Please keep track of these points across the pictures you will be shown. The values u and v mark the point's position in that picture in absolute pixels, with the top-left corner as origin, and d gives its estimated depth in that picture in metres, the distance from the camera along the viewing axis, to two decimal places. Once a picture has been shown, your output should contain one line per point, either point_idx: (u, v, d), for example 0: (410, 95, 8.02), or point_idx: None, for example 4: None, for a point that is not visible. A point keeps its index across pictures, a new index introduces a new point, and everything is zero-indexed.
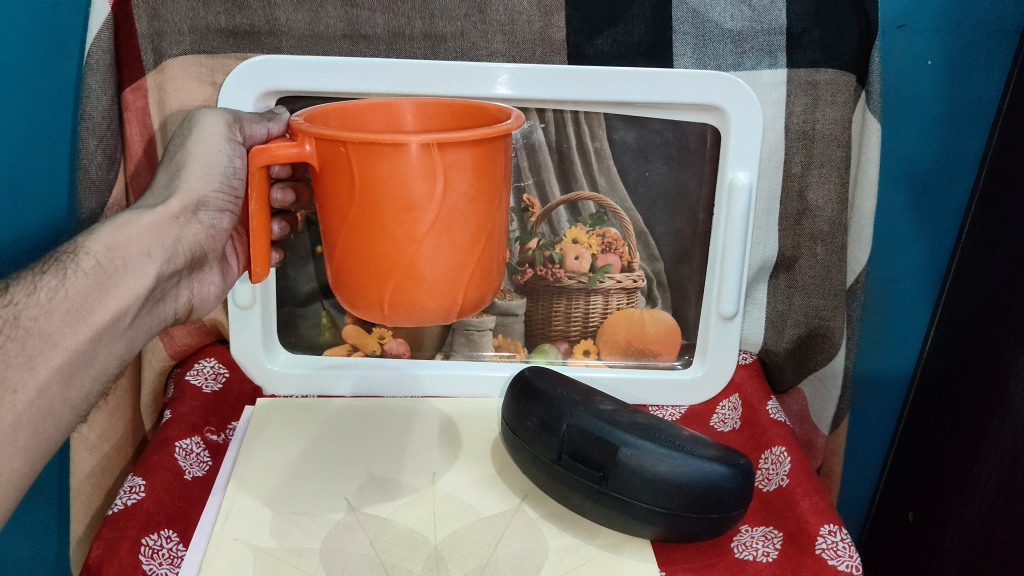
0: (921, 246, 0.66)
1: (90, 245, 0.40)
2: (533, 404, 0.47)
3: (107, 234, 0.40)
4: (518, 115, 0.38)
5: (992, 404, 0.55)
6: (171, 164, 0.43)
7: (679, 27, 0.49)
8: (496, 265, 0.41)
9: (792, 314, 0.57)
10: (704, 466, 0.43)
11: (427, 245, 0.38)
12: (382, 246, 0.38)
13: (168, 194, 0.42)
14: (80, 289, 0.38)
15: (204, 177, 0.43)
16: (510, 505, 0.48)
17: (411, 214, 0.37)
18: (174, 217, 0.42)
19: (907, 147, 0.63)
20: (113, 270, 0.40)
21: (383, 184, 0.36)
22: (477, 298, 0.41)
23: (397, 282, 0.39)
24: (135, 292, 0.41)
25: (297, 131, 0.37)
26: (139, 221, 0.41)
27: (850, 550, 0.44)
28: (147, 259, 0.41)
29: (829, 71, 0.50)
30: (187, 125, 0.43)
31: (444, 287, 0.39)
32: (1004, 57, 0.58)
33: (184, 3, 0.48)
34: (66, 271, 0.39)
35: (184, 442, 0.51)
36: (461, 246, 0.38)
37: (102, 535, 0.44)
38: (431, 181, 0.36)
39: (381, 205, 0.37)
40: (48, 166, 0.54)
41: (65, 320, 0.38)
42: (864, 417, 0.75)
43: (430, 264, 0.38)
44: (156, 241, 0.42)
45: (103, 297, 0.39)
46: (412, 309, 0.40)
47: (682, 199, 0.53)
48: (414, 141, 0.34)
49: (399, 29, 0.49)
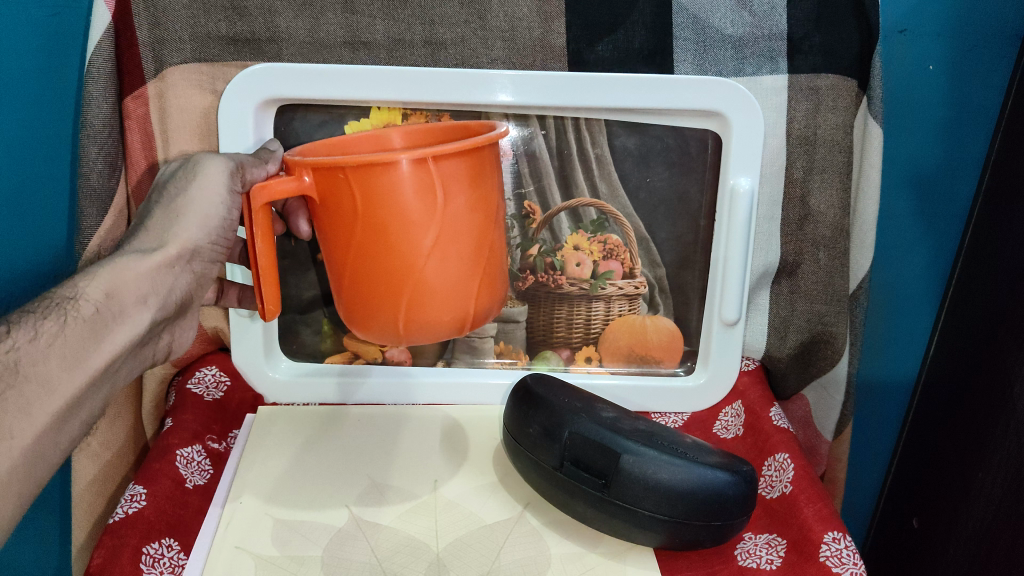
0: (924, 250, 0.66)
1: (86, 289, 0.39)
2: (534, 411, 0.47)
3: (105, 278, 0.39)
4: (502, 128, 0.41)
5: (995, 410, 0.54)
6: (163, 207, 0.42)
7: (678, 33, 0.49)
8: (499, 272, 0.44)
9: (795, 320, 0.57)
10: (706, 473, 0.42)
11: (433, 258, 0.40)
12: (392, 261, 0.40)
13: (163, 239, 0.41)
14: (77, 334, 0.38)
15: (201, 227, 0.42)
16: (512, 513, 0.48)
17: (415, 229, 0.39)
18: (169, 263, 0.41)
19: (910, 150, 0.62)
20: (110, 317, 0.39)
21: (384, 204, 0.38)
22: (487, 304, 0.43)
23: (409, 300, 0.41)
24: (130, 337, 0.40)
25: (295, 165, 0.39)
26: (136, 266, 0.40)
27: (854, 558, 0.44)
28: (143, 305, 0.41)
29: (830, 76, 0.50)
30: (190, 168, 0.42)
31: (456, 296, 0.42)
32: (1006, 60, 0.58)
33: (185, 10, 0.48)
34: (65, 315, 0.37)
35: (185, 450, 0.51)
36: (465, 254, 0.41)
37: (102, 544, 0.44)
38: (430, 196, 0.38)
39: (384, 223, 0.39)
40: (46, 177, 0.54)
41: (67, 363, 0.37)
42: (866, 423, 0.75)
43: (438, 275, 0.40)
44: (152, 287, 0.41)
45: (98, 343, 0.39)
46: (426, 322, 0.42)
47: (683, 204, 0.53)
48: (409, 156, 0.37)
49: (400, 37, 0.49)
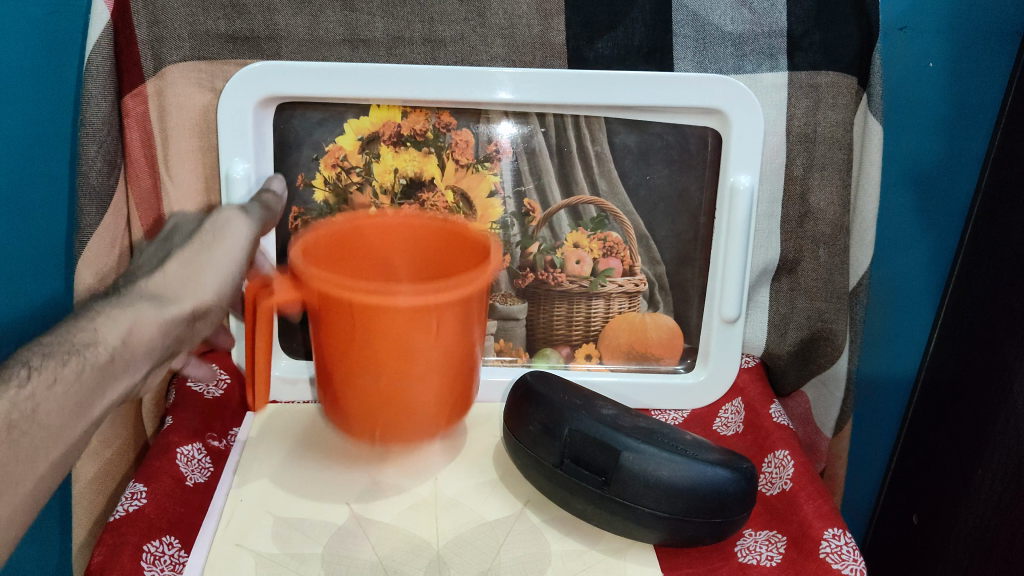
0: (925, 247, 0.66)
1: (105, 334, 0.36)
2: (534, 409, 0.47)
3: (122, 324, 0.37)
4: (497, 246, 0.43)
5: (995, 406, 0.55)
6: (186, 257, 0.40)
7: (679, 31, 0.49)
8: (472, 382, 0.49)
9: (794, 317, 0.57)
10: (706, 470, 0.43)
11: (416, 393, 0.45)
12: (379, 392, 0.45)
13: (183, 292, 0.39)
14: (87, 385, 0.36)
15: (222, 287, 0.40)
16: (513, 510, 0.48)
17: (405, 362, 0.44)
18: (185, 320, 0.39)
19: (911, 146, 0.62)
20: (121, 368, 0.37)
21: (380, 339, 0.43)
22: (460, 408, 0.48)
23: (389, 420, 0.46)
24: (127, 389, 0.38)
25: (296, 272, 0.41)
26: (156, 319, 0.38)
27: (853, 554, 0.44)
28: (149, 358, 0.39)
29: (829, 74, 0.50)
30: (213, 228, 0.41)
31: (432, 419, 0.47)
32: (1006, 57, 0.58)
33: (184, 9, 0.48)
34: (79, 366, 0.36)
35: (185, 448, 0.51)
36: (443, 384, 0.46)
37: (102, 542, 0.44)
38: (418, 348, 0.43)
39: (380, 352, 0.43)
40: (46, 175, 0.54)
41: (71, 412, 0.36)
42: (866, 420, 0.75)
43: (419, 398, 0.46)
44: (164, 341, 0.39)
45: (102, 394, 0.37)
46: (404, 432, 0.47)
47: (683, 202, 0.53)
48: (410, 296, 0.41)
49: (399, 34, 0.49)
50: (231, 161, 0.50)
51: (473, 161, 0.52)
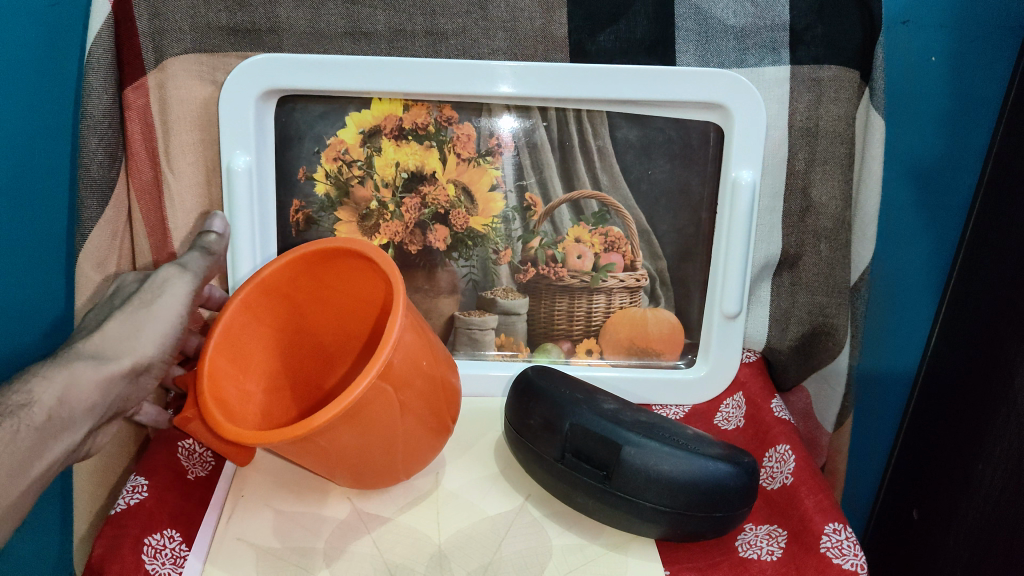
0: (926, 242, 0.66)
1: (41, 395, 0.38)
2: (534, 404, 0.47)
3: (58, 384, 0.39)
4: (396, 328, 0.41)
5: (996, 401, 0.55)
6: (125, 315, 0.42)
7: (681, 24, 0.49)
8: (443, 411, 0.46)
9: (796, 311, 0.57)
10: (708, 465, 0.43)
11: (370, 466, 0.45)
12: (334, 470, 0.44)
13: (119, 350, 0.41)
14: (28, 441, 0.38)
15: (158, 343, 0.42)
16: (514, 504, 0.48)
17: (348, 454, 0.43)
18: (125, 376, 0.41)
19: (913, 140, 0.62)
20: (60, 424, 0.39)
21: (316, 447, 0.41)
22: (434, 440, 0.47)
23: (358, 480, 0.46)
24: (70, 445, 0.40)
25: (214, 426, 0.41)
26: (93, 377, 0.40)
27: (854, 549, 0.44)
28: (90, 414, 0.41)
29: (832, 68, 0.50)
30: (152, 288, 0.43)
31: (405, 461, 0.46)
32: (1008, 53, 0.58)
33: (185, 1, 0.48)
34: (17, 425, 0.37)
35: (186, 442, 0.51)
36: (403, 441, 0.44)
37: (103, 534, 0.43)
38: (350, 446, 0.42)
39: (321, 454, 0.42)
40: (47, 168, 0.54)
41: (13, 467, 0.37)
42: (866, 415, 0.75)
43: (378, 464, 0.45)
44: (103, 396, 0.41)
45: (43, 451, 0.39)
46: (378, 479, 0.47)
47: (686, 197, 0.53)
48: (319, 420, 0.39)
49: (400, 27, 0.48)
50: (232, 153, 0.50)
51: (475, 154, 0.52)
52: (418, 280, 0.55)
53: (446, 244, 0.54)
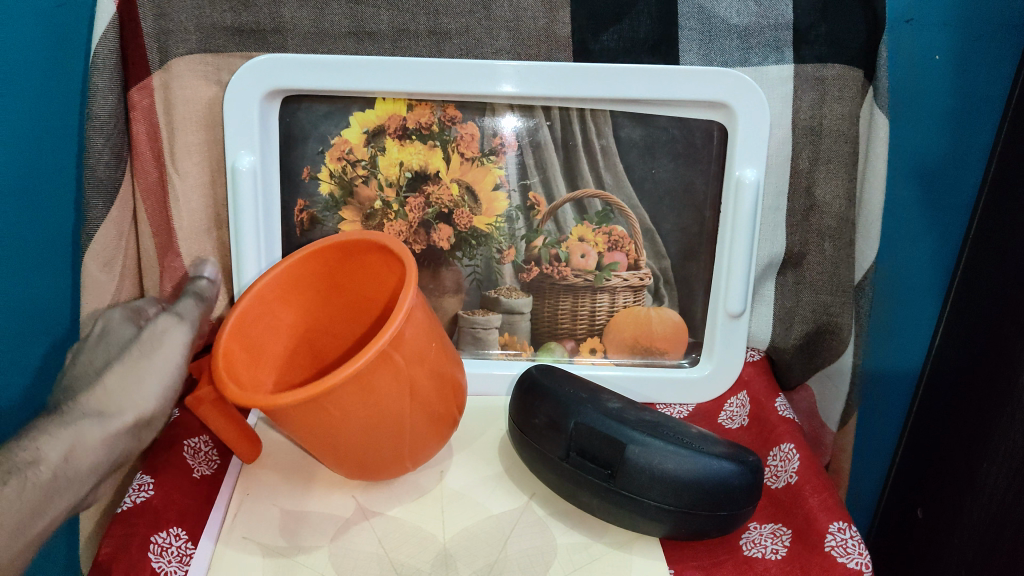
0: (931, 240, 0.66)
1: (46, 453, 0.37)
2: (540, 402, 0.47)
3: (64, 442, 0.38)
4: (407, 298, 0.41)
5: (1000, 399, 0.54)
6: (125, 368, 0.41)
7: (684, 23, 0.49)
8: (440, 430, 0.47)
9: (800, 310, 0.57)
10: (712, 463, 0.43)
11: (374, 452, 0.44)
12: (339, 455, 0.44)
13: (122, 404, 0.40)
14: (31, 500, 0.36)
15: (160, 394, 0.42)
16: (518, 503, 0.48)
17: (355, 432, 0.42)
18: (129, 431, 0.40)
19: (917, 138, 0.62)
20: (65, 483, 0.37)
21: (323, 420, 0.41)
22: (436, 443, 0.47)
23: (363, 469, 0.45)
24: (71, 505, 0.38)
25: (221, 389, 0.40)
26: (98, 431, 0.39)
27: (859, 548, 0.44)
28: (93, 475, 0.39)
29: (836, 67, 0.50)
30: (150, 339, 0.43)
31: (409, 457, 0.46)
32: (1012, 51, 0.58)
33: (190, 2, 0.48)
34: (22, 481, 0.36)
35: (192, 441, 0.51)
36: (407, 430, 0.44)
37: (112, 533, 0.44)
38: (357, 423, 0.42)
39: (327, 430, 0.42)
40: (52, 168, 0.54)
41: (15, 527, 0.35)
42: (870, 414, 0.75)
43: (384, 450, 0.44)
44: (107, 454, 0.39)
45: (45, 510, 0.37)
46: (382, 470, 0.46)
47: (689, 196, 0.53)
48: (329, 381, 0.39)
49: (403, 26, 0.48)
50: (237, 153, 0.50)
51: (478, 154, 0.52)
52: (421, 279, 0.55)
53: (450, 243, 0.54)
